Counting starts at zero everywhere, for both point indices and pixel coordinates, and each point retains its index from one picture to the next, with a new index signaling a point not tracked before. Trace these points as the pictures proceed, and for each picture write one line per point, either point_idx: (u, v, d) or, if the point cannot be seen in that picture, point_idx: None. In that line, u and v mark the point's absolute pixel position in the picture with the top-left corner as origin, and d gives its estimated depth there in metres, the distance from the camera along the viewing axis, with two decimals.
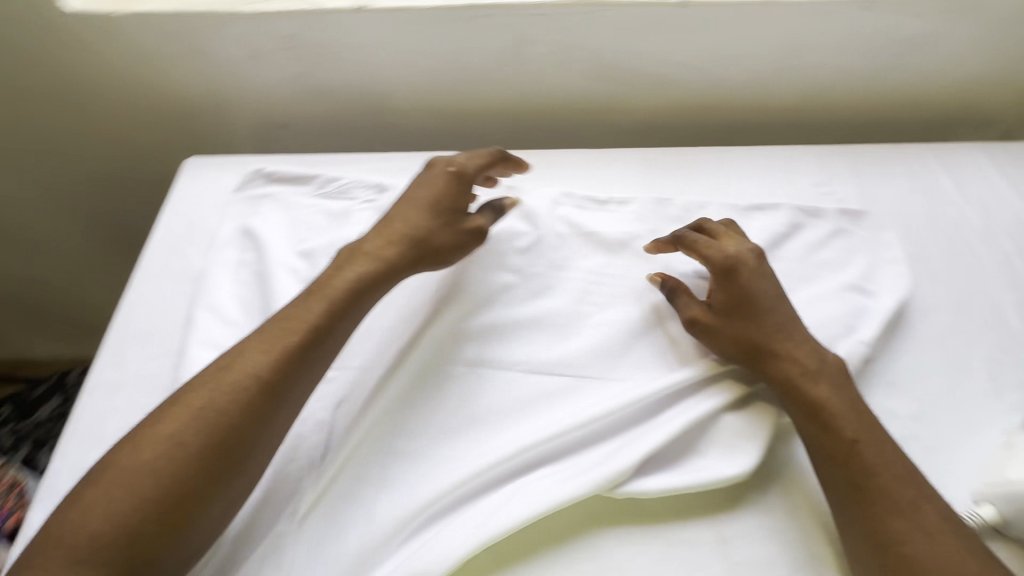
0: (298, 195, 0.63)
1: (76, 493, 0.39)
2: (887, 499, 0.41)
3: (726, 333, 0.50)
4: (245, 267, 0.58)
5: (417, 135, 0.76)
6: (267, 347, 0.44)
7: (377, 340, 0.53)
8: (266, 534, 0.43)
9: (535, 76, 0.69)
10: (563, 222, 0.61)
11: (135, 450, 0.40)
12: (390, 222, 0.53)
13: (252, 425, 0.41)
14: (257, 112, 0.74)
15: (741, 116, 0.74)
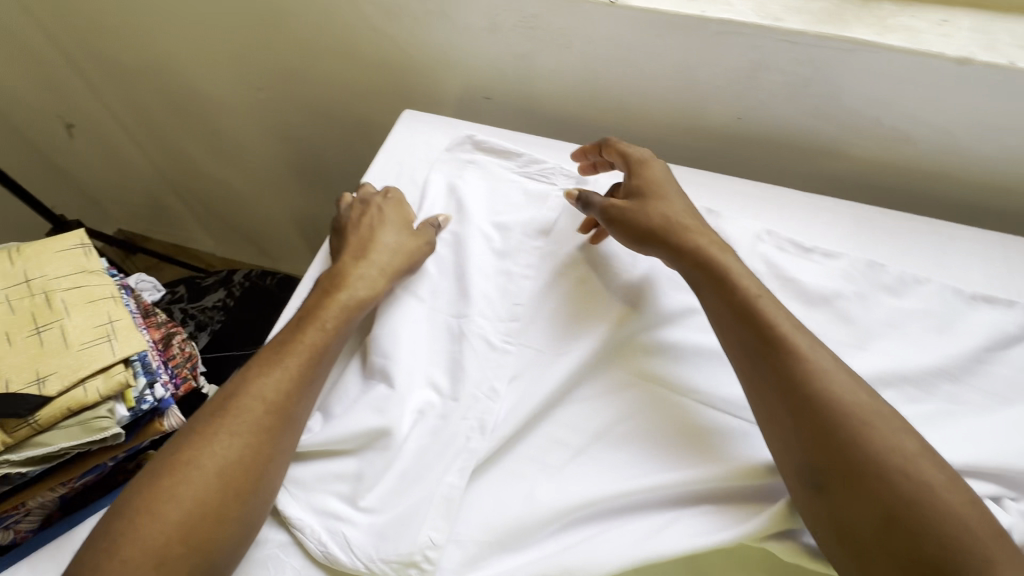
0: (499, 168, 0.65)
1: (144, 494, 0.42)
2: (840, 423, 0.41)
3: (638, 224, 0.54)
4: (444, 224, 0.61)
5: (613, 132, 0.77)
6: (283, 353, 0.49)
7: (557, 326, 0.54)
8: (434, 481, 0.45)
9: (760, 102, 0.67)
10: (762, 260, 0.58)
11: (197, 440, 0.44)
12: (357, 240, 0.58)
13: (273, 418, 0.46)
14: (472, 80, 0.78)
15: (975, 194, 0.67)
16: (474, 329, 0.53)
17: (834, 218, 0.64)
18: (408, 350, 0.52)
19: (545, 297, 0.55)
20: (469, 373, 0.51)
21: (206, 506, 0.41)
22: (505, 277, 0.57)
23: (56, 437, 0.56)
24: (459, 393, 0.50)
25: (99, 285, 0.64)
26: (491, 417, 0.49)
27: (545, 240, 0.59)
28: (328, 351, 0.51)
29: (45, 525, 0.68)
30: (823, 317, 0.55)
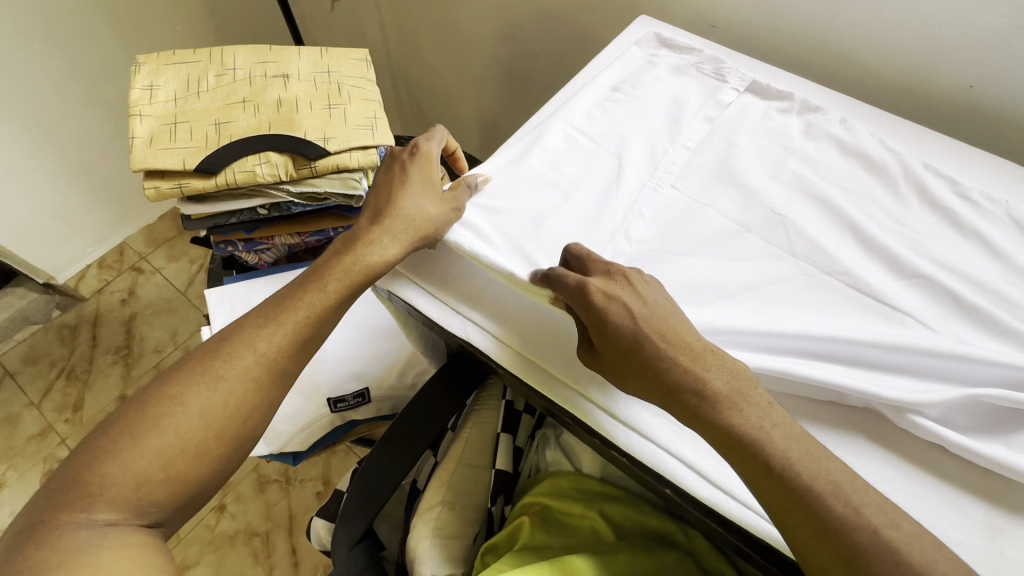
0: (682, 61, 0.73)
1: (140, 412, 0.47)
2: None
3: (627, 378, 0.47)
4: (645, 99, 0.69)
5: (825, 79, 0.81)
6: (282, 311, 0.52)
7: (716, 185, 0.61)
8: None
9: (1002, 71, 0.67)
10: (958, 206, 0.60)
11: (196, 377, 0.49)
12: (376, 203, 0.57)
13: (263, 370, 0.50)
14: (705, 5, 0.85)
15: None
16: (642, 178, 0.61)
17: None
18: (579, 164, 0.62)
19: (725, 171, 0.63)
20: (621, 200, 0.60)
21: (174, 455, 0.47)
22: (685, 149, 0.64)
23: (322, 183, 0.74)
24: (614, 215, 0.58)
25: (372, 91, 0.81)
26: (635, 232, 0.58)
27: (734, 134, 0.66)
28: (323, 315, 0.53)
29: (275, 263, 0.89)
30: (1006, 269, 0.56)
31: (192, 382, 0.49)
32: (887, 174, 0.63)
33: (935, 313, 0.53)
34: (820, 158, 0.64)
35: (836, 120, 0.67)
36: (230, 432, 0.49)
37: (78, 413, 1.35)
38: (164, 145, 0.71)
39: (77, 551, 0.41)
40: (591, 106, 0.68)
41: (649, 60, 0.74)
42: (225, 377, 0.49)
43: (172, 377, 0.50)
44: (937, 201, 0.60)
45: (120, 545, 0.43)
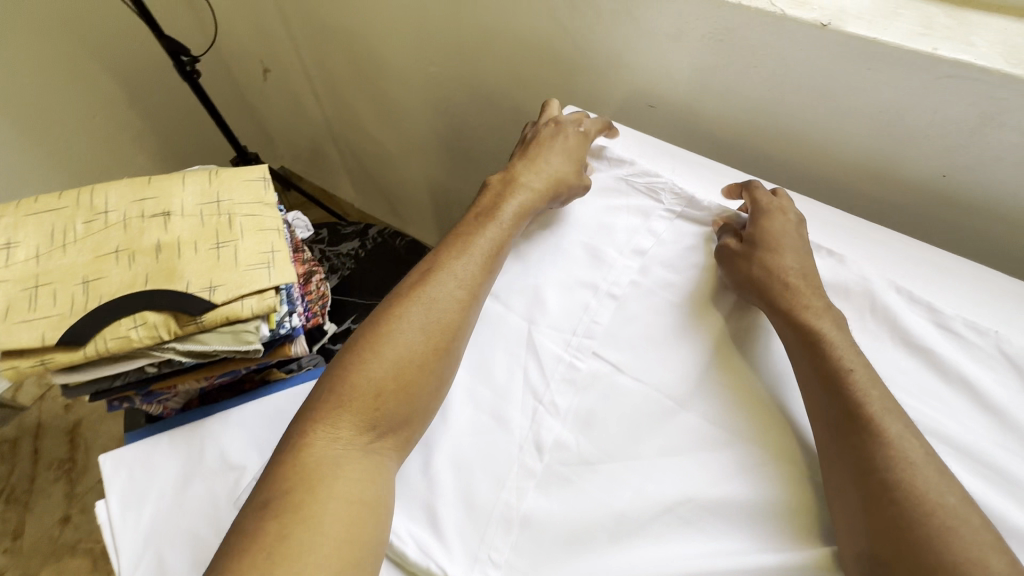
0: (607, 178, 0.64)
1: (356, 351, 0.50)
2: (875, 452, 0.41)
3: (740, 265, 0.54)
4: (565, 237, 0.60)
5: (778, 164, 0.71)
6: (467, 242, 0.57)
7: (645, 343, 0.53)
8: (490, 497, 0.47)
9: (977, 161, 0.57)
10: (933, 344, 0.50)
11: (399, 313, 0.52)
12: (538, 158, 0.64)
13: (473, 287, 0.54)
14: (640, 87, 0.75)
15: None
16: (551, 349, 0.53)
17: None
18: (478, 339, 0.55)
19: (657, 316, 0.54)
20: (529, 384, 0.52)
21: (403, 368, 0.49)
22: (609, 299, 0.56)
23: (211, 338, 0.64)
24: (520, 406, 0.51)
25: (269, 217, 0.71)
26: (546, 434, 0.49)
27: (664, 268, 0.57)
28: (503, 247, 0.58)
29: (185, 407, 0.79)
30: (1003, 429, 0.46)
31: (406, 306, 0.52)
32: (849, 300, 0.54)
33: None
34: None
35: None
36: (444, 346, 0.51)
37: (19, 540, 1.25)
38: (21, 317, 0.61)
39: (329, 467, 0.45)
40: None
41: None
42: (433, 297, 0.53)
43: (390, 301, 0.53)
44: (910, 337, 0.51)
45: (358, 466, 0.46)
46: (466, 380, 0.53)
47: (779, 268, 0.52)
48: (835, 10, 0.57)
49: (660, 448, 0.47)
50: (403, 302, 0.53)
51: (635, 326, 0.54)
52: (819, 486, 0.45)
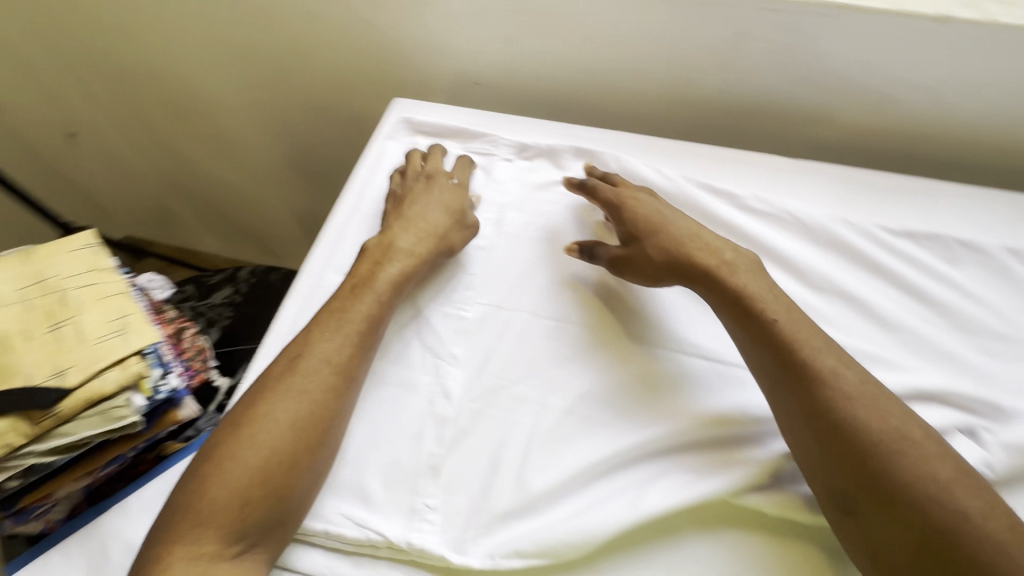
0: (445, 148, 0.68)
1: (218, 455, 0.43)
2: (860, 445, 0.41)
3: (641, 259, 0.53)
4: None
5: (600, 112, 0.78)
6: (338, 316, 0.50)
7: (519, 279, 0.57)
8: (414, 452, 0.47)
9: (745, 72, 0.67)
10: (747, 225, 0.60)
11: (264, 408, 0.45)
12: (414, 219, 0.58)
13: (347, 368, 0.48)
14: (462, 67, 0.79)
15: (960, 155, 0.68)
16: (435, 308, 0.55)
17: (824, 181, 0.63)
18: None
19: (525, 256, 0.59)
20: (424, 344, 0.53)
21: (271, 469, 0.42)
22: (478, 250, 0.59)
23: (79, 427, 0.58)
24: (420, 366, 0.51)
25: (110, 282, 0.66)
26: (452, 383, 0.51)
27: (520, 213, 0.62)
28: (380, 317, 0.51)
29: (72, 515, 0.70)
30: (812, 279, 0.56)
31: (275, 400, 0.45)
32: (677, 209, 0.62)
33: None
34: None
35: (611, 164, 0.65)
36: (321, 438, 0.45)
37: None
38: None
39: None
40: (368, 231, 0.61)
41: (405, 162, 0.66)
42: (304, 389, 0.46)
43: (251, 399, 0.46)
44: (730, 225, 0.60)
45: None
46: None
47: (672, 242, 0.53)
48: None
49: (553, 364, 0.51)
50: (264, 401, 0.45)
51: (506, 274, 0.57)
52: (687, 358, 0.51)
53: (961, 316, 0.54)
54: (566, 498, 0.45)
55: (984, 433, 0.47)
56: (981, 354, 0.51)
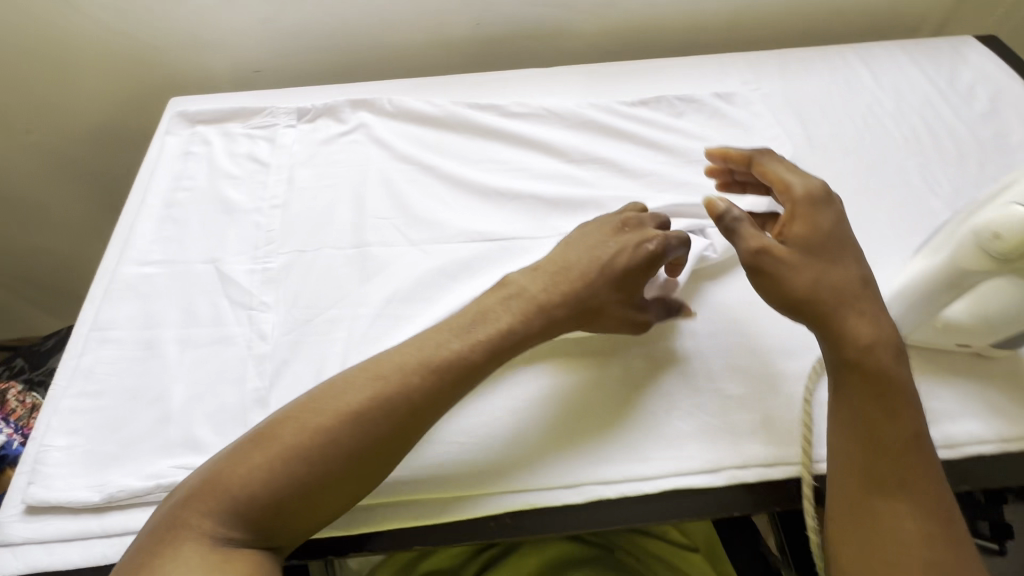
0: (225, 129, 0.69)
1: (268, 440, 0.40)
2: (889, 400, 0.40)
3: (792, 282, 0.42)
4: (213, 185, 0.64)
5: (379, 71, 0.82)
6: (480, 327, 0.46)
7: (317, 223, 0.60)
8: (239, 392, 0.49)
9: (485, 5, 0.75)
10: (512, 126, 0.67)
11: (342, 423, 0.40)
12: (567, 270, 0.48)
13: (422, 406, 0.42)
14: (234, 58, 0.80)
15: (677, 38, 0.81)
16: (239, 267, 0.57)
17: (570, 79, 0.72)
18: (165, 298, 0.55)
19: (320, 202, 0.62)
20: (234, 301, 0.55)
21: (311, 480, 0.39)
22: (274, 209, 0.62)
23: None
24: (234, 320, 0.54)
25: None
26: (268, 325, 0.53)
27: (310, 168, 0.65)
28: (510, 339, 0.46)
29: None
30: (572, 156, 0.64)
31: (368, 417, 0.41)
32: (452, 129, 0.68)
33: (535, 224, 0.59)
34: (394, 144, 0.67)
35: (386, 106, 0.69)
36: (370, 468, 0.41)
37: None
38: None
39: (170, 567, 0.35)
40: (160, 220, 0.61)
41: (188, 150, 0.67)
42: (374, 418, 0.41)
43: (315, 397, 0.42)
44: (498, 130, 0.67)
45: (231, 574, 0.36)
46: (172, 332, 0.53)
47: (840, 281, 0.43)
48: None
49: (360, 282, 0.56)
50: (370, 433, 0.40)
51: (305, 222, 0.61)
52: (475, 245, 0.58)
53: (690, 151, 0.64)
54: None
55: (710, 228, 0.56)
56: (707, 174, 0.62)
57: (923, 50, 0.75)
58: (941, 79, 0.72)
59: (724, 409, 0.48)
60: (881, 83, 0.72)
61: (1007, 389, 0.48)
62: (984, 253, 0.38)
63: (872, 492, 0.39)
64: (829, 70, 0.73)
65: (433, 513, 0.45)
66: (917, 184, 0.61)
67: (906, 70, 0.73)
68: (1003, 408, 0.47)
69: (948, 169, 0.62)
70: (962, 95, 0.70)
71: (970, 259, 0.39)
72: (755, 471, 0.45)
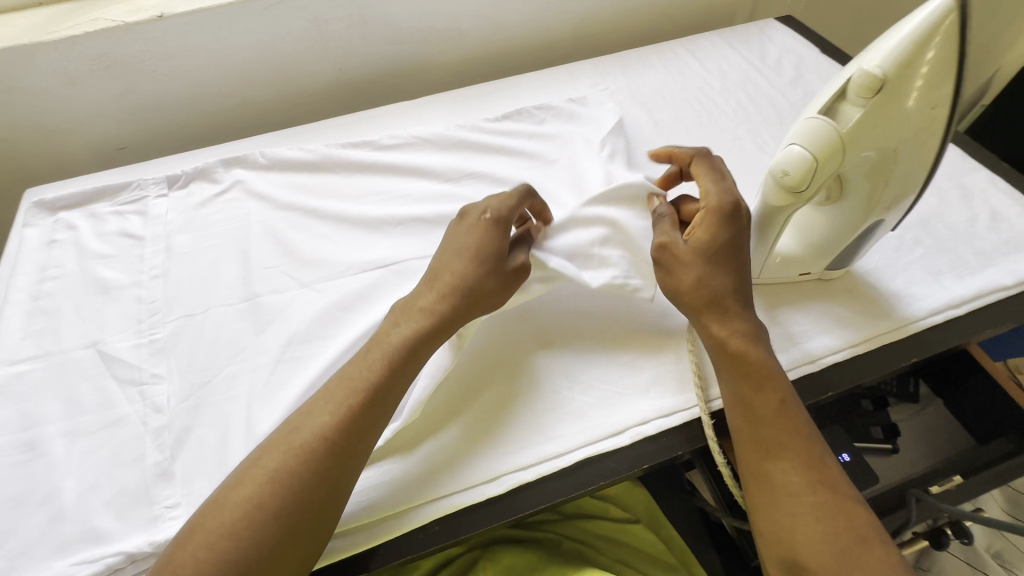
0: (91, 209, 0.67)
1: (215, 506, 0.40)
2: (752, 361, 0.46)
3: (686, 275, 0.48)
4: (85, 268, 0.61)
5: (252, 128, 0.83)
6: (385, 365, 0.46)
7: (204, 285, 0.59)
8: (140, 469, 0.47)
9: (344, 50, 0.79)
10: (387, 157, 0.70)
11: (273, 481, 0.40)
12: (438, 279, 0.50)
13: (339, 448, 0.42)
14: (94, 138, 0.78)
15: (531, 55, 0.89)
16: (124, 345, 0.55)
17: (437, 106, 0.77)
18: (43, 393, 0.52)
19: (204, 264, 0.61)
20: (123, 380, 0.53)
21: (258, 548, 0.38)
22: (156, 280, 0.60)
23: None
24: (126, 398, 0.52)
25: None
26: (162, 396, 0.51)
27: (189, 232, 0.64)
28: (401, 369, 0.46)
29: None
30: (448, 174, 0.68)
31: (291, 471, 0.41)
32: (331, 170, 0.69)
33: (422, 244, 0.62)
34: (273, 194, 0.67)
35: (259, 158, 0.70)
36: (306, 524, 0.40)
37: None
38: None
39: None
40: (28, 315, 0.58)
41: (52, 239, 0.64)
42: (287, 465, 0.41)
43: (255, 455, 0.43)
44: (375, 163, 0.69)
45: None
46: (56, 426, 0.50)
47: (725, 284, 0.48)
48: (163, 3, 0.70)
49: (256, 333, 0.55)
50: (278, 492, 0.40)
51: (190, 286, 0.59)
52: (366, 274, 0.59)
53: (555, 151, 0.70)
54: None
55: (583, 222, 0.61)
56: (574, 168, 0.67)
57: (737, 35, 0.87)
58: (754, 57, 0.83)
59: (617, 376, 0.52)
60: (707, 67, 0.82)
61: (848, 302, 0.55)
62: (779, 187, 0.46)
63: (764, 434, 0.43)
64: (663, 63, 0.82)
65: (369, 540, 0.45)
66: (748, 148, 0.70)
67: (726, 53, 0.84)
68: (848, 319, 0.54)
69: (771, 131, 0.72)
70: (773, 67, 0.81)
71: (775, 193, 0.47)
72: (655, 423, 0.49)
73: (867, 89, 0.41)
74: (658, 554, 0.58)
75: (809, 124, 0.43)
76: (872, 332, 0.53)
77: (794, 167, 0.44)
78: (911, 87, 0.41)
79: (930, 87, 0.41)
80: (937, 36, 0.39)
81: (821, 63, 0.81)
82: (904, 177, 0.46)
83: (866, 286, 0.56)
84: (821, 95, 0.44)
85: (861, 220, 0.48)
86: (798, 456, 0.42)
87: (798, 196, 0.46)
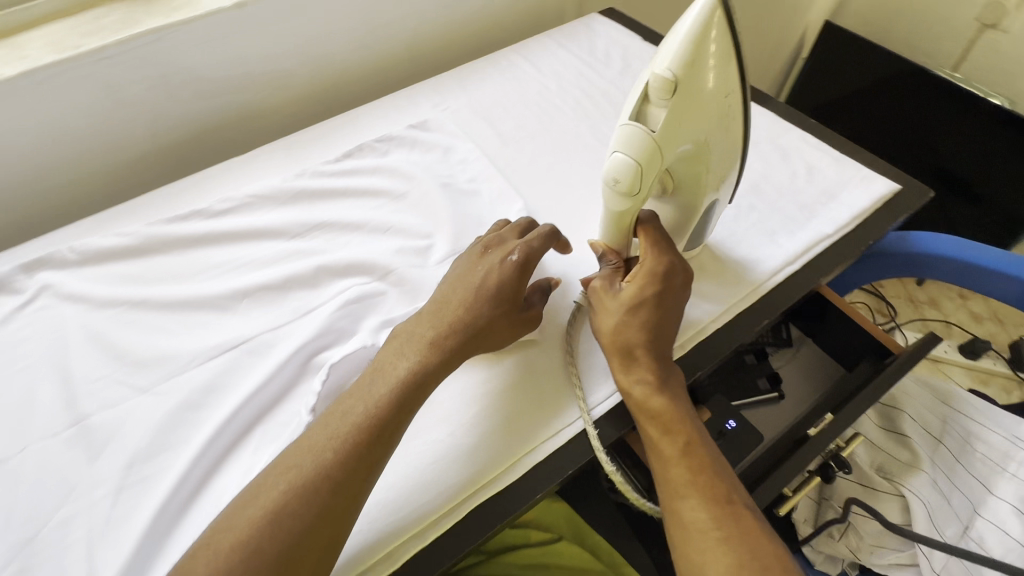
0: None
1: (218, 544, 0.38)
2: (665, 414, 0.47)
3: (604, 320, 0.51)
4: None
5: (63, 216, 0.73)
6: (399, 387, 0.45)
7: (19, 419, 0.51)
8: None
9: (153, 113, 0.71)
10: (222, 222, 0.64)
11: (287, 506, 0.39)
12: (449, 309, 0.50)
13: (363, 464, 0.42)
14: None
15: (367, 83, 0.86)
16: None
17: (272, 156, 0.71)
18: None
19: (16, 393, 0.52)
20: None
21: None
22: None
23: None
24: None
25: None
26: None
27: None
28: (418, 389, 0.46)
29: None
30: (294, 229, 0.63)
31: (308, 495, 0.39)
32: (159, 249, 0.62)
33: (275, 312, 0.57)
34: (93, 292, 0.59)
35: (69, 253, 0.61)
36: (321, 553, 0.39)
37: None
38: None
39: None
40: None
41: None
42: (298, 491, 0.40)
43: (251, 489, 0.41)
44: (210, 232, 0.63)
45: None
46: None
47: (646, 333, 0.49)
48: None
49: (91, 460, 0.48)
50: (283, 529, 0.38)
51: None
52: (214, 361, 0.53)
53: (404, 183, 0.67)
54: (148, 556, 0.43)
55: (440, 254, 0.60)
56: (426, 198, 0.65)
57: (565, 33, 0.89)
58: (584, 52, 0.85)
59: (500, 404, 0.51)
60: (541, 69, 0.83)
61: (703, 278, 0.58)
62: (617, 195, 0.47)
63: (672, 475, 0.45)
64: (500, 72, 0.82)
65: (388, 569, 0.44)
66: (592, 145, 0.72)
67: (557, 52, 0.85)
68: (705, 294, 0.57)
69: (610, 124, 0.74)
70: (603, 61, 0.84)
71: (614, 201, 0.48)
72: (544, 445, 0.49)
73: (665, 93, 0.42)
74: (585, 567, 0.57)
75: (626, 133, 0.44)
76: (727, 302, 0.56)
77: (624, 174, 0.45)
78: (704, 81, 0.43)
79: (718, 79, 0.44)
80: (711, 30, 0.41)
81: (644, 49, 0.85)
82: (722, 161, 0.49)
83: (715, 259, 0.59)
84: (628, 99, 0.45)
85: (698, 206, 0.51)
86: (704, 494, 0.43)
87: (635, 201, 0.47)
